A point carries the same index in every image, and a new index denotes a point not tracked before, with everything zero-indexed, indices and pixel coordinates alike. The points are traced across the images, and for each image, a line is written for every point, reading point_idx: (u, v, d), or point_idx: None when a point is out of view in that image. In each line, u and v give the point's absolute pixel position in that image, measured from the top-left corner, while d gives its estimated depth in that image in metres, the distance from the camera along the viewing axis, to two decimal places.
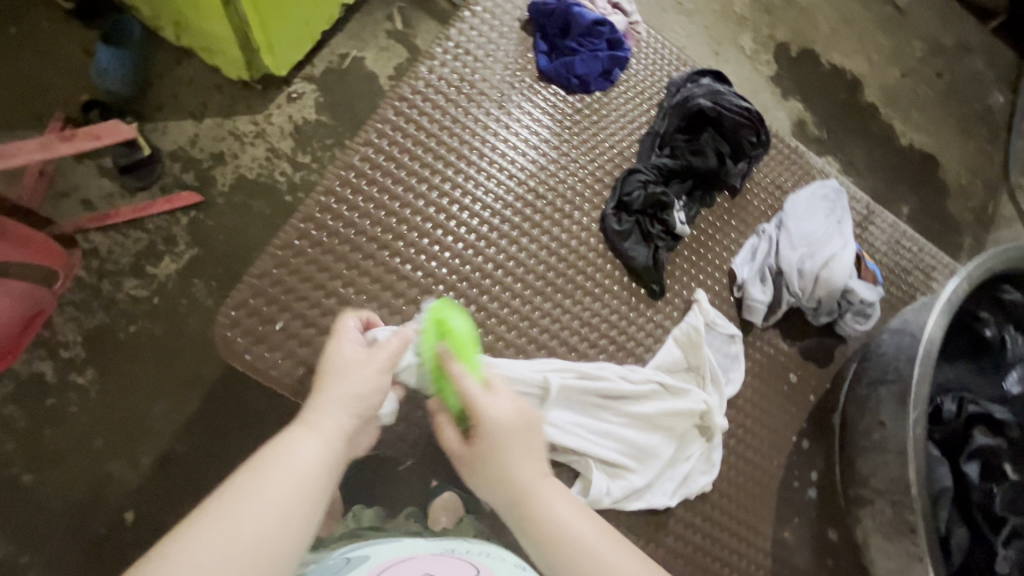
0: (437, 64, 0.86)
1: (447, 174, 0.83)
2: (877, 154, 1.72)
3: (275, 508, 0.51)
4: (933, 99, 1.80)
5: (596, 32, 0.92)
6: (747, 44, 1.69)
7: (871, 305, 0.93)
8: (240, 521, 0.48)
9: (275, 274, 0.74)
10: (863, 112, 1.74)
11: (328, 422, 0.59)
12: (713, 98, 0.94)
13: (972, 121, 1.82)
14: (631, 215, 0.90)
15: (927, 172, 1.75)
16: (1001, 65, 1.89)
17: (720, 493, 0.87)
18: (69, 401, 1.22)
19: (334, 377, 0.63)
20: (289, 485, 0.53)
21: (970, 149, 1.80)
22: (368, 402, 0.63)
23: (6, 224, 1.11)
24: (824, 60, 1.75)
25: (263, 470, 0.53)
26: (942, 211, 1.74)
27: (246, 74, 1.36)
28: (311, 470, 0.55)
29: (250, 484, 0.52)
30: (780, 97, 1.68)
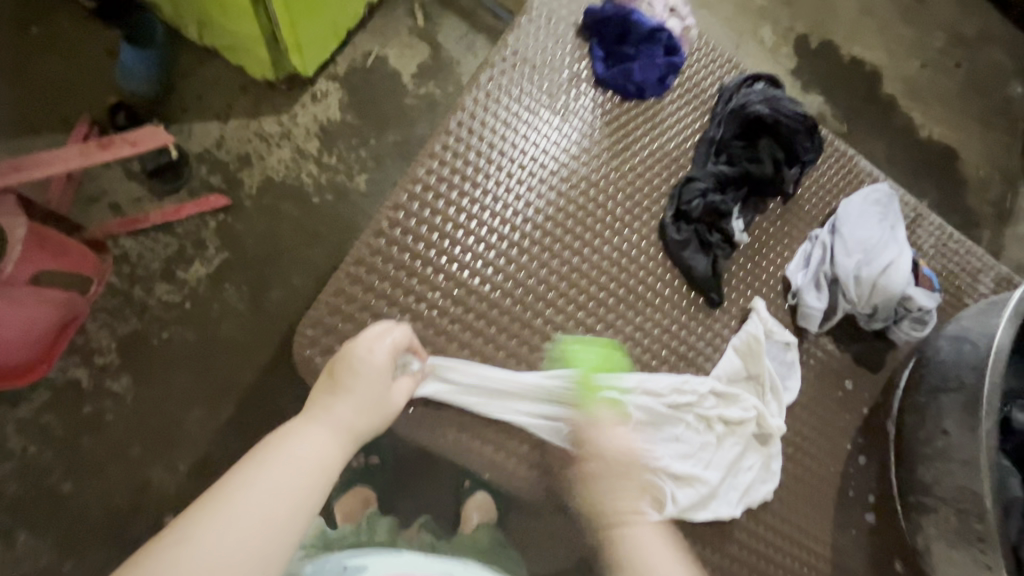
0: (497, 72, 0.85)
1: (509, 186, 0.83)
2: (897, 148, 1.71)
3: (284, 501, 0.56)
4: (953, 90, 1.78)
5: (654, 39, 0.92)
6: (767, 37, 1.67)
7: (929, 313, 0.93)
8: (254, 506, 0.54)
9: (350, 292, 0.75)
10: (884, 104, 1.73)
11: (338, 426, 0.64)
12: (771, 105, 0.93)
13: (993, 112, 1.79)
14: (690, 224, 0.89)
15: (947, 165, 1.73)
16: (1020, 53, 1.84)
17: (778, 501, 0.88)
18: (106, 408, 1.22)
19: (353, 383, 0.66)
20: (295, 481, 0.57)
21: (990, 141, 1.77)
22: (379, 413, 0.67)
23: (47, 233, 1.10)
24: (845, 53, 1.73)
25: (277, 457, 0.59)
26: (963, 204, 1.72)
27: (271, 74, 1.34)
28: (318, 469, 0.60)
29: (260, 472, 0.57)
30: (800, 91, 1.67)
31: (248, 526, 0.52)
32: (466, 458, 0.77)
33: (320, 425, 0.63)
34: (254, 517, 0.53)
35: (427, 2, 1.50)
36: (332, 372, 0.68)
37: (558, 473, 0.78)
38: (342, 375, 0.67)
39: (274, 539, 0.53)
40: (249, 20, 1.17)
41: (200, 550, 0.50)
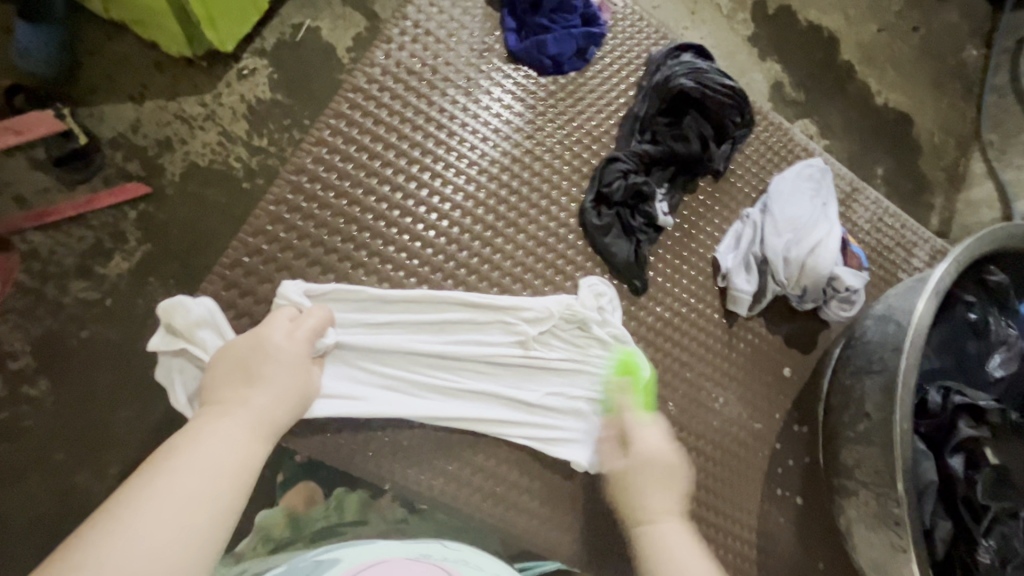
0: (393, 47, 0.79)
1: (410, 172, 0.78)
2: (852, 116, 1.68)
3: (189, 521, 0.48)
4: (908, 55, 1.75)
5: (569, 7, 0.85)
6: (724, 2, 1.60)
7: (857, 292, 0.91)
8: (176, 512, 0.47)
9: (228, 295, 0.70)
10: (839, 72, 1.69)
11: (247, 417, 0.58)
12: (696, 77, 0.87)
13: (947, 77, 1.77)
14: (611, 207, 0.85)
15: (899, 133, 1.72)
16: (977, 17, 1.82)
17: (703, 488, 0.86)
18: (23, 415, 1.09)
19: (256, 369, 0.61)
20: (211, 490, 0.50)
21: (943, 107, 1.76)
22: (291, 386, 0.63)
23: None
24: (803, 18, 1.67)
25: (187, 460, 0.51)
26: (914, 171, 1.71)
27: (188, 51, 1.17)
28: (234, 471, 0.53)
29: (166, 480, 0.49)
30: (757, 59, 1.62)
31: (171, 531, 0.46)
32: (366, 469, 0.71)
33: (241, 414, 0.57)
34: (165, 528, 0.46)
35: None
36: (245, 363, 0.61)
37: (467, 477, 0.74)
38: (245, 365, 0.61)
39: (201, 543, 0.47)
40: None
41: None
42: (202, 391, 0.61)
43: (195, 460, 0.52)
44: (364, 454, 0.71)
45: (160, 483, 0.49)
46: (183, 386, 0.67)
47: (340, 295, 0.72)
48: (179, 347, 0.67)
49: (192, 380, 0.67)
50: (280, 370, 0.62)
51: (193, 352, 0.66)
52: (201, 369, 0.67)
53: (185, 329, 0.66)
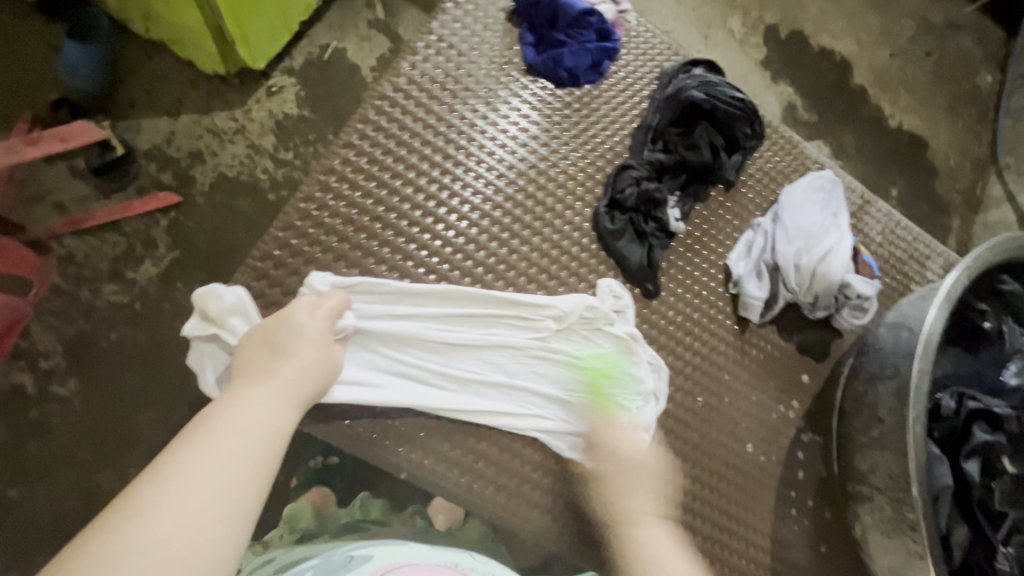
0: (419, 59, 0.84)
1: (431, 175, 0.81)
2: (866, 137, 1.70)
3: (231, 476, 0.51)
4: (922, 79, 1.77)
5: (585, 23, 0.89)
6: (736, 27, 1.65)
7: (869, 300, 0.91)
8: (220, 464, 0.51)
9: (258, 287, 0.74)
10: (851, 94, 1.71)
11: (278, 386, 0.61)
12: (706, 89, 0.90)
13: (961, 100, 1.79)
14: (624, 213, 0.88)
15: (914, 154, 1.73)
16: (991, 42, 1.84)
17: (716, 494, 0.86)
18: (52, 413, 1.13)
19: (285, 344, 0.65)
20: (250, 448, 0.54)
21: (959, 129, 1.77)
22: (318, 358, 0.66)
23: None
24: (814, 42, 1.71)
25: (225, 423, 0.55)
26: (930, 192, 1.72)
27: (222, 68, 1.24)
28: (269, 432, 0.57)
29: (207, 440, 0.53)
30: (769, 82, 1.66)
31: (216, 481, 0.49)
32: (385, 458, 0.73)
33: (272, 383, 0.61)
34: (212, 478, 0.49)
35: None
36: (271, 340, 0.65)
37: (481, 470, 0.75)
38: (274, 340, 0.65)
39: (247, 492, 0.51)
40: (190, 7, 1.09)
41: (157, 519, 0.45)
42: (233, 368, 0.64)
43: (232, 423, 0.55)
44: (381, 442, 0.73)
45: (202, 442, 0.52)
46: (216, 364, 0.70)
47: (365, 287, 0.75)
48: (211, 333, 0.70)
49: (224, 359, 0.71)
50: (307, 345, 0.66)
51: (224, 337, 0.70)
52: (230, 354, 0.70)
53: (218, 315, 0.69)
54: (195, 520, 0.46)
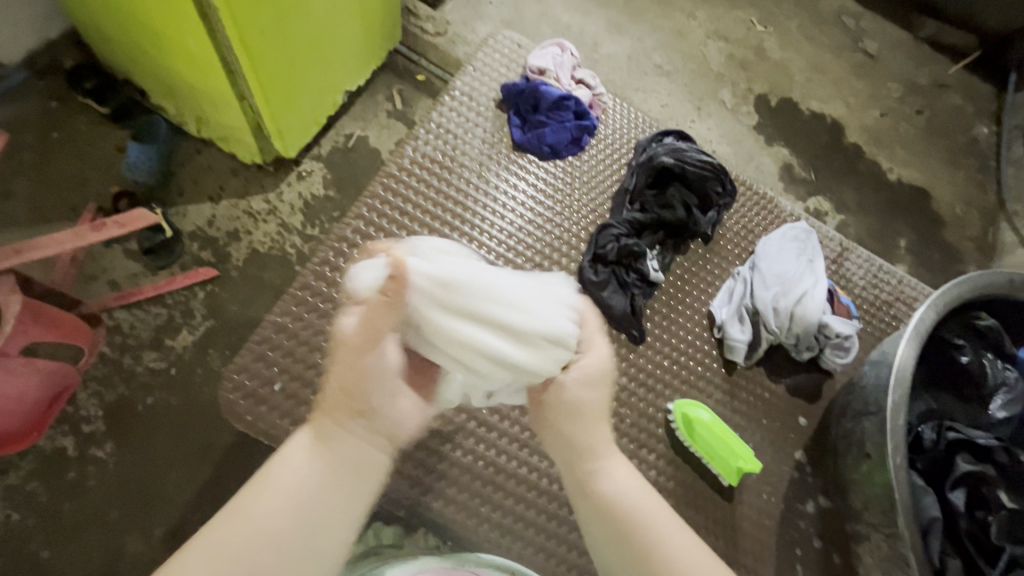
0: (420, 142, 0.98)
1: (430, 239, 0.92)
2: (866, 191, 1.78)
3: (256, 539, 0.54)
4: (914, 135, 1.87)
5: (563, 106, 1.03)
6: (727, 97, 1.80)
7: (849, 339, 0.95)
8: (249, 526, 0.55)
9: (277, 340, 0.84)
10: (847, 152, 1.82)
11: (322, 434, 0.60)
12: (676, 155, 1.01)
13: (959, 153, 1.87)
14: (606, 266, 0.96)
15: (916, 205, 1.79)
16: (981, 98, 1.94)
17: (715, 537, 0.87)
18: (88, 475, 1.21)
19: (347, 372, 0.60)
20: (280, 513, 0.56)
21: (960, 180, 1.84)
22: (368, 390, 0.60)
23: (62, 315, 1.16)
24: (804, 107, 1.84)
25: (268, 481, 0.58)
26: (939, 240, 1.77)
27: (259, 157, 1.42)
28: (298, 490, 0.57)
29: (253, 499, 0.57)
30: (763, 144, 1.78)
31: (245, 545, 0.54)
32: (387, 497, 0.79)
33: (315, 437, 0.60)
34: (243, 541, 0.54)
35: (404, 88, 1.60)
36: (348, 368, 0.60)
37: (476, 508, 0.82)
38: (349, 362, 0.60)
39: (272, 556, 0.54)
40: (235, 112, 1.27)
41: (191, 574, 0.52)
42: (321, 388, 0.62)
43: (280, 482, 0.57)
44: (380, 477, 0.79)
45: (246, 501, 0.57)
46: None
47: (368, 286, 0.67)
48: None
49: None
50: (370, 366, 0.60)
51: None
52: None
53: None
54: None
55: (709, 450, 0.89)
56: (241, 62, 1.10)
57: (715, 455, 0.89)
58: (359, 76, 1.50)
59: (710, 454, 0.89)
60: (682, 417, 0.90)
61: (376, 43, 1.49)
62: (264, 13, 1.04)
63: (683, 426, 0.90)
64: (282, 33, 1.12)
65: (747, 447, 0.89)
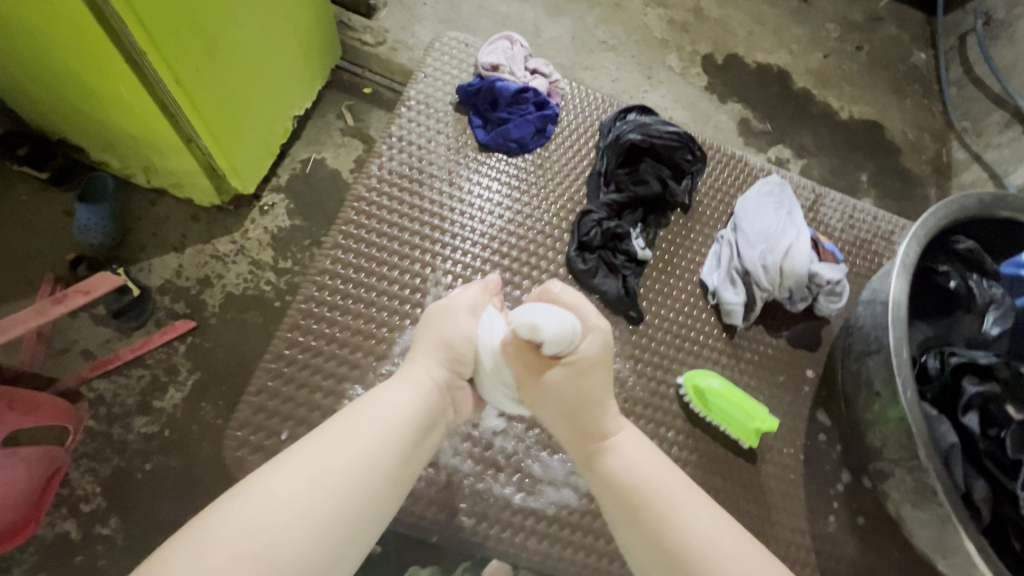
0: (384, 159, 0.95)
1: (413, 255, 0.90)
2: (823, 132, 1.81)
3: (345, 467, 0.57)
4: (859, 71, 1.90)
5: (522, 99, 1.01)
6: (675, 63, 1.80)
7: (840, 283, 0.96)
8: (341, 448, 0.58)
9: (274, 386, 0.80)
10: (799, 98, 1.84)
11: (413, 381, 0.68)
12: (642, 130, 1.00)
13: (903, 82, 1.91)
14: (593, 252, 0.95)
15: (872, 138, 1.83)
16: (914, 26, 1.99)
17: (745, 499, 0.88)
18: (98, 555, 1.16)
19: (440, 335, 0.72)
20: (368, 448, 0.59)
21: (908, 107, 1.88)
22: (457, 352, 0.72)
23: (34, 396, 1.09)
24: (750, 60, 1.86)
25: (368, 412, 0.62)
26: (898, 168, 1.81)
27: (217, 198, 1.37)
28: (391, 421, 0.62)
29: (345, 428, 0.60)
30: (718, 102, 1.79)
31: (343, 469, 0.56)
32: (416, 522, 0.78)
33: (405, 385, 0.67)
34: (334, 466, 0.56)
35: (354, 103, 1.57)
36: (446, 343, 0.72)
37: (507, 518, 0.81)
38: (437, 335, 0.72)
39: (360, 487, 0.56)
40: (184, 155, 1.21)
41: (263, 499, 0.52)
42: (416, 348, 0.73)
43: (377, 415, 0.62)
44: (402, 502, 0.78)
45: (334, 429, 0.59)
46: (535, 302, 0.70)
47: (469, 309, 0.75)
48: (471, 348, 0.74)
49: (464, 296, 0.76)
50: (455, 336, 0.72)
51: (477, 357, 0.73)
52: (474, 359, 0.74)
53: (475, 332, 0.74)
54: (296, 503, 0.52)
55: (727, 416, 0.89)
56: (179, 103, 1.05)
57: (734, 421, 0.89)
58: (305, 98, 1.45)
59: (728, 421, 0.89)
60: (693, 391, 0.90)
61: (316, 62, 1.45)
62: (192, 48, 0.99)
63: (696, 400, 0.90)
64: (217, 68, 1.07)
65: (762, 406, 0.89)
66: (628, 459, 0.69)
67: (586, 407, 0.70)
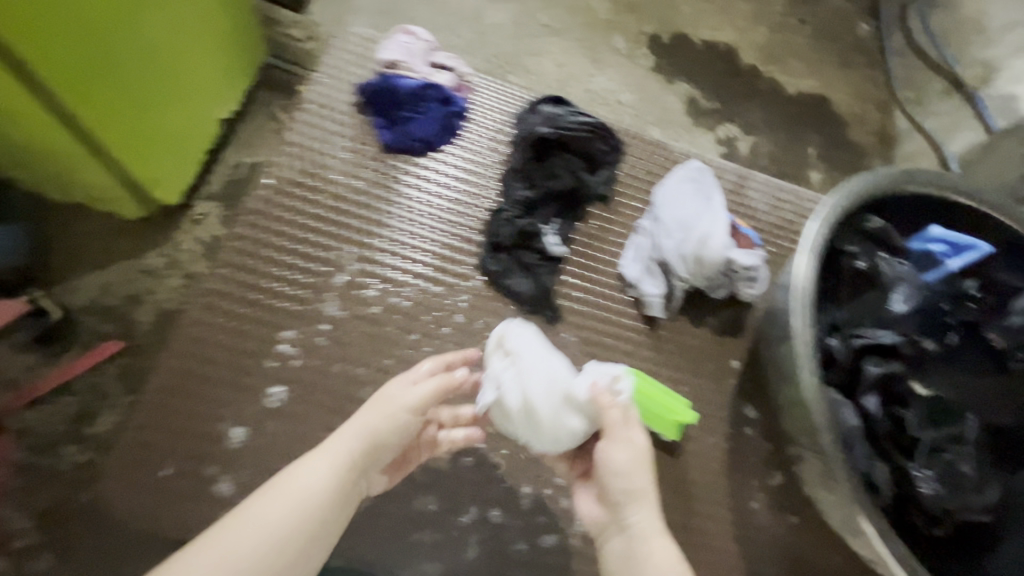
0: (280, 169, 0.91)
1: (314, 266, 0.86)
2: (773, 110, 1.62)
3: (242, 556, 0.55)
4: (803, 45, 1.70)
5: (423, 95, 0.95)
6: (621, 44, 1.60)
7: (755, 269, 0.95)
8: (235, 535, 0.56)
9: (167, 416, 0.76)
10: (746, 76, 1.64)
11: (332, 448, 0.64)
12: (551, 123, 0.98)
13: (852, 54, 1.70)
14: (504, 252, 0.92)
15: (819, 111, 1.63)
16: None
17: (667, 490, 0.89)
18: None
19: (388, 403, 0.68)
20: (269, 534, 0.57)
21: (855, 79, 1.67)
22: (387, 425, 0.66)
23: None
24: (697, 39, 1.65)
25: (276, 489, 0.60)
26: (846, 141, 1.61)
27: None
28: (300, 496, 0.60)
29: (250, 512, 0.58)
30: (666, 83, 1.60)
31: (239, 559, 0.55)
32: None
33: (321, 455, 0.63)
34: (224, 554, 0.55)
35: None
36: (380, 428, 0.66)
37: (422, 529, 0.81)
38: (384, 406, 0.67)
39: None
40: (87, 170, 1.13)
41: None
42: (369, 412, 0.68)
43: (294, 486, 0.60)
44: None
45: (241, 515, 0.58)
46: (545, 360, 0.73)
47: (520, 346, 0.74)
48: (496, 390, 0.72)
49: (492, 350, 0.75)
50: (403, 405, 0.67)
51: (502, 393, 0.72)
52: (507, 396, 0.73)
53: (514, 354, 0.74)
54: None
55: (650, 411, 0.84)
56: None
57: (656, 415, 0.84)
58: (239, 100, 1.24)
59: (650, 416, 0.84)
60: None
61: (240, 51, 1.20)
62: None
63: None
64: (119, 74, 0.88)
65: (686, 402, 0.86)
66: (654, 551, 0.64)
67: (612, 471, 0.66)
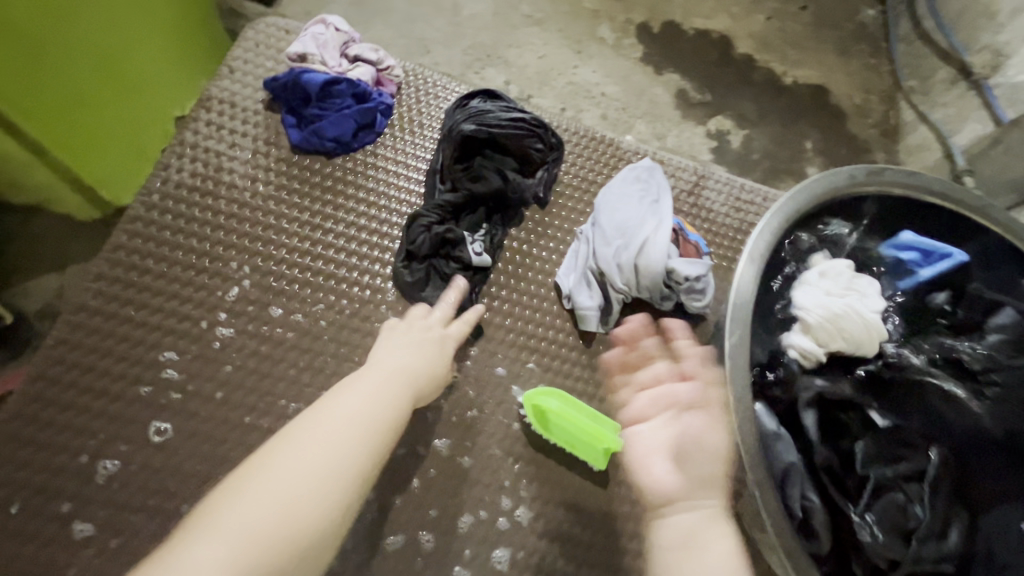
0: (170, 171, 0.83)
1: (200, 280, 0.78)
2: (765, 100, 1.49)
3: (298, 493, 0.52)
4: (803, 32, 1.57)
5: (334, 92, 0.88)
6: (607, 33, 1.48)
7: (702, 279, 0.86)
8: (290, 470, 0.53)
9: (21, 448, 0.69)
10: (740, 64, 1.51)
11: (384, 370, 0.66)
12: (477, 120, 0.89)
13: (850, 40, 1.58)
14: (422, 262, 0.84)
15: (818, 103, 1.51)
16: None
17: (592, 529, 0.79)
18: None
19: (400, 342, 0.72)
20: (330, 464, 0.54)
21: (855, 69, 1.55)
22: (429, 359, 0.71)
23: None
24: (688, 27, 1.52)
25: (329, 412, 0.59)
26: (843, 134, 1.49)
27: None
28: (349, 426, 0.58)
29: (289, 445, 0.55)
30: (653, 74, 1.46)
31: (293, 492, 0.51)
32: None
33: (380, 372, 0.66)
34: (286, 488, 0.51)
35: None
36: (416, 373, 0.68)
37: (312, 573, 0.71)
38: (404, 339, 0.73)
39: (310, 509, 0.51)
40: None
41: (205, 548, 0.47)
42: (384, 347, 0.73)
43: (331, 416, 0.58)
44: None
45: (286, 445, 0.55)
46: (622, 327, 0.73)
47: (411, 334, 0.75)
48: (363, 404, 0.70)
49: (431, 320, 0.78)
50: (420, 341, 0.73)
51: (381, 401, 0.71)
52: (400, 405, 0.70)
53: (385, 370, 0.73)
54: (237, 544, 0.47)
55: (572, 440, 0.81)
56: None
57: (579, 445, 0.81)
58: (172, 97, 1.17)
59: (573, 445, 0.81)
60: (532, 411, 0.81)
61: (200, 51, 1.13)
62: None
63: (535, 420, 0.81)
64: (51, 80, 0.81)
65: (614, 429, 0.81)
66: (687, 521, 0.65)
67: (701, 449, 0.69)
